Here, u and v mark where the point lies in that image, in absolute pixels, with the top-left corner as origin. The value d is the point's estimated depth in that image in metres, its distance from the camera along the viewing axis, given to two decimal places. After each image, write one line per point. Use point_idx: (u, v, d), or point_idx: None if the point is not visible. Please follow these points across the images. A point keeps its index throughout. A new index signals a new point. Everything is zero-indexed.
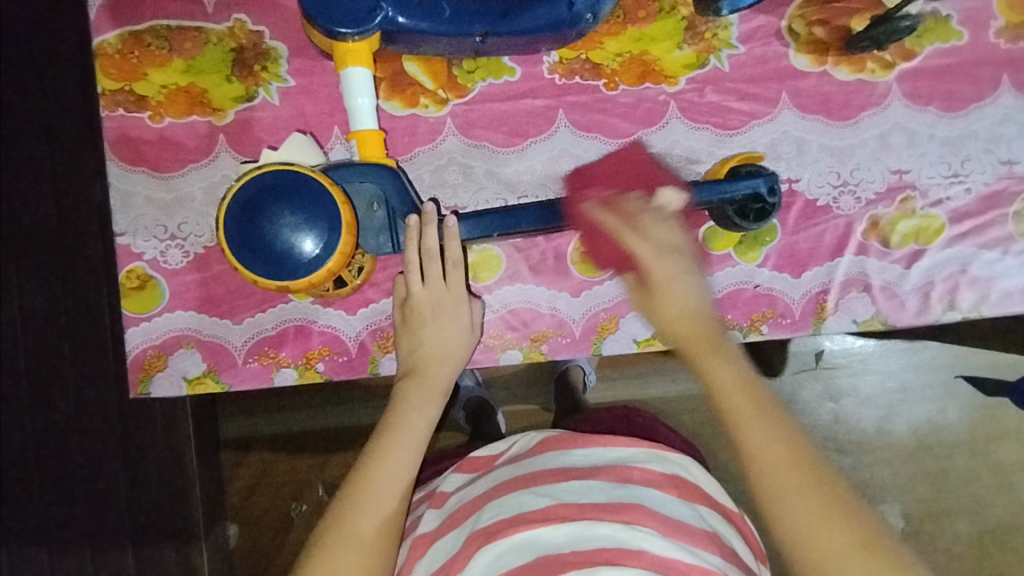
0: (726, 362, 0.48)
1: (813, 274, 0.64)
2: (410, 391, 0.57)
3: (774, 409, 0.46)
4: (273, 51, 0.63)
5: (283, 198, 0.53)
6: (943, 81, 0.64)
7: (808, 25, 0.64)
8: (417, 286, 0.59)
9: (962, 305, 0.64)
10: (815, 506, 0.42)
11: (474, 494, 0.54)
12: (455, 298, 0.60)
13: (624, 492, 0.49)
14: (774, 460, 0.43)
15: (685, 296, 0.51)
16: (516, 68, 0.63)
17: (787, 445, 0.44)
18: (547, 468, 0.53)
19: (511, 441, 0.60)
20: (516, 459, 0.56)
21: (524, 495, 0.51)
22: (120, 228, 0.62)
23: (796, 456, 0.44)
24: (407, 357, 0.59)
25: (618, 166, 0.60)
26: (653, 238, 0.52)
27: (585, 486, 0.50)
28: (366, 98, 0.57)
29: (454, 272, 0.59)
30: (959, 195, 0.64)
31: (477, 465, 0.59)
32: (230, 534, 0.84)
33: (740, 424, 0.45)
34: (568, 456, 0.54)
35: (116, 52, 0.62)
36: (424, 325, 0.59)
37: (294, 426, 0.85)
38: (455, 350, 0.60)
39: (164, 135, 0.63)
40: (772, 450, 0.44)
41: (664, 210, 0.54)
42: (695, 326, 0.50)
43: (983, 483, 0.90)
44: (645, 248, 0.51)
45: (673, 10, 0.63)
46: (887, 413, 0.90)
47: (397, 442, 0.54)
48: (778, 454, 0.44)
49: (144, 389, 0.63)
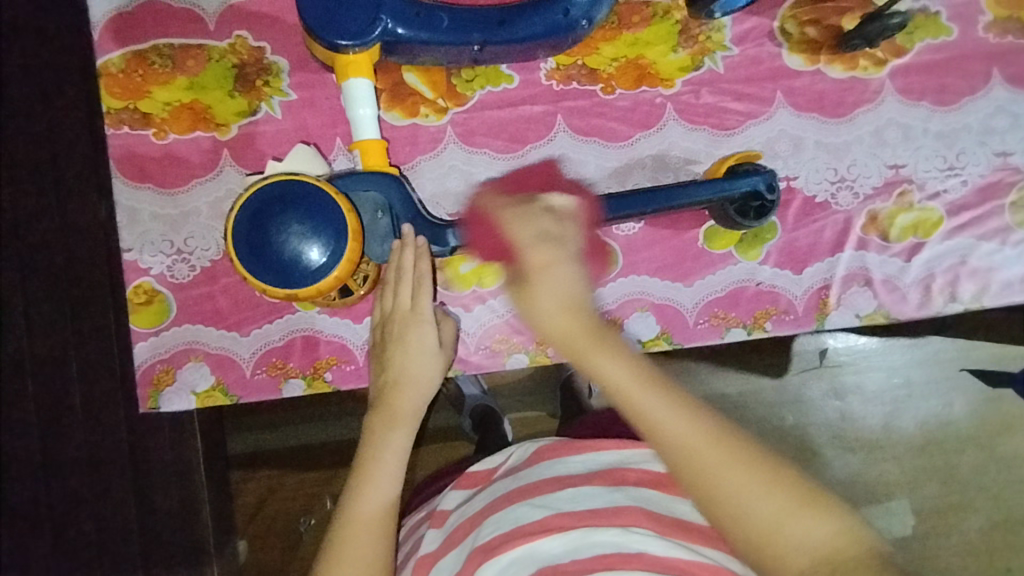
0: (611, 361, 0.50)
1: (814, 269, 0.65)
2: (380, 421, 0.56)
3: (667, 389, 0.49)
4: (274, 66, 0.64)
5: (289, 208, 0.53)
6: (935, 76, 0.65)
7: (800, 25, 0.65)
8: (388, 310, 0.60)
9: (963, 296, 0.64)
10: (736, 468, 0.46)
11: (474, 509, 0.54)
12: (421, 319, 0.59)
13: (620, 496, 0.50)
14: (690, 444, 0.46)
15: (566, 283, 0.53)
16: (514, 75, 0.64)
17: (690, 426, 0.47)
18: (542, 478, 0.53)
19: (507, 453, 0.60)
20: (512, 471, 0.56)
21: (521, 507, 0.50)
22: (127, 245, 0.63)
23: (693, 439, 0.47)
24: (377, 386, 0.59)
25: (520, 178, 0.63)
26: (531, 230, 0.54)
27: (580, 493, 0.50)
28: (368, 108, 0.58)
29: (419, 290, 0.59)
30: (955, 187, 0.65)
31: (476, 479, 0.59)
32: (241, 549, 0.87)
33: (643, 411, 0.48)
34: (562, 464, 0.54)
35: (120, 71, 0.63)
36: (392, 350, 0.59)
37: (301, 441, 0.87)
38: (432, 373, 0.59)
39: (169, 152, 0.63)
40: (678, 430, 0.47)
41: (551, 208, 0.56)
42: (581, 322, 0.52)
43: (990, 476, 0.90)
44: (527, 235, 0.54)
45: (666, 14, 0.65)
46: (892, 408, 0.90)
47: (369, 477, 0.53)
48: (681, 433, 0.47)
49: (154, 404, 0.63)
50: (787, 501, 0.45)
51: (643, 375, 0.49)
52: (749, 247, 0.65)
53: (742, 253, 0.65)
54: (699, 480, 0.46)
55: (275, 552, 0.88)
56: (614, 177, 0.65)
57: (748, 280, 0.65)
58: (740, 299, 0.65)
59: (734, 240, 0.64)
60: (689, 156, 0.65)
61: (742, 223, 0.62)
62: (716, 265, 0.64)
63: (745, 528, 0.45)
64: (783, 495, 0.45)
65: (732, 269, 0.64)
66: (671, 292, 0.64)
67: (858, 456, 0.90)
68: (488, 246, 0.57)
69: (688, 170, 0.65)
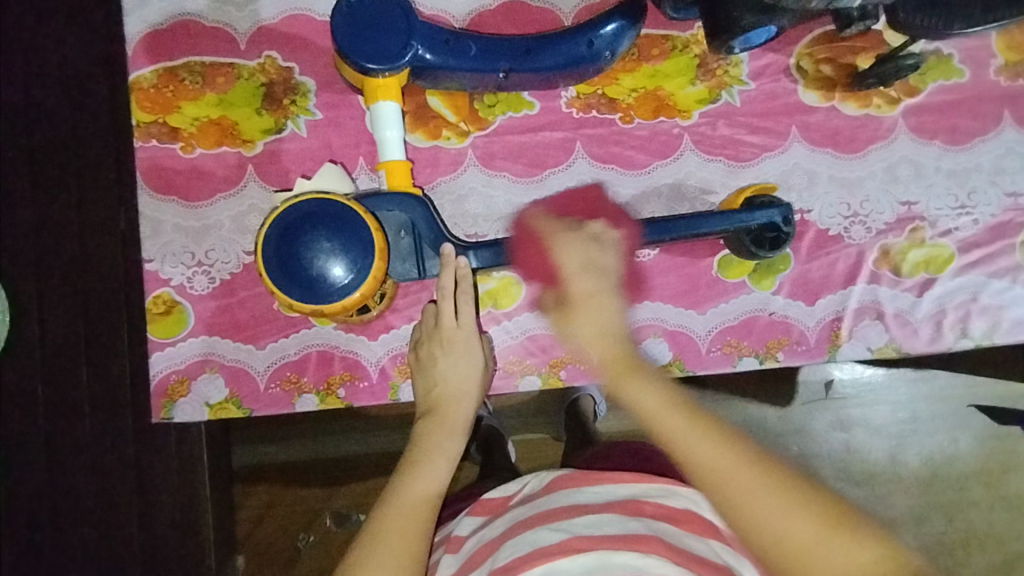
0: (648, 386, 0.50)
1: (826, 302, 0.65)
2: (430, 429, 0.59)
3: (703, 414, 0.49)
4: (302, 86, 0.65)
5: (318, 225, 0.54)
6: (947, 116, 0.66)
7: (815, 62, 0.66)
8: (432, 323, 0.62)
9: (974, 332, 0.65)
10: (773, 494, 0.45)
11: (491, 535, 0.54)
12: (466, 333, 0.61)
13: (637, 525, 0.49)
14: (719, 467, 0.46)
15: (608, 314, 0.54)
16: (535, 102, 0.66)
17: (724, 453, 0.46)
18: (560, 506, 0.53)
19: (522, 482, 0.60)
20: (528, 499, 0.56)
21: (540, 531, 0.50)
22: (150, 255, 0.64)
23: (732, 460, 0.46)
24: (425, 396, 0.61)
25: (496, 208, 0.65)
26: (575, 258, 0.56)
27: (599, 520, 0.50)
28: (395, 130, 0.59)
29: (462, 307, 0.61)
30: (967, 225, 0.66)
31: (490, 507, 0.59)
32: (238, 565, 0.86)
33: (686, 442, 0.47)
34: (579, 494, 0.54)
35: (151, 87, 0.65)
36: (439, 363, 0.61)
37: (305, 456, 0.87)
38: (471, 387, 0.61)
39: (195, 165, 0.65)
40: (720, 459, 0.46)
41: (591, 234, 0.58)
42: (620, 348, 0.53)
43: (996, 514, 0.90)
44: (573, 264, 0.56)
45: (685, 48, 0.66)
46: (897, 442, 0.90)
47: (416, 480, 0.55)
48: (721, 460, 0.46)
49: (167, 414, 0.63)
50: (823, 526, 0.44)
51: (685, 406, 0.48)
52: (762, 277, 0.65)
53: (755, 283, 0.65)
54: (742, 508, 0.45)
55: (272, 569, 0.86)
56: (631, 205, 0.66)
57: (761, 309, 0.65)
58: (753, 328, 0.65)
59: (748, 269, 0.65)
60: (704, 186, 0.66)
61: (756, 253, 0.63)
62: (730, 294, 0.65)
63: (793, 549, 0.44)
64: (822, 520, 0.44)
65: (745, 298, 0.65)
66: (685, 319, 0.65)
67: (862, 489, 0.90)
68: (531, 273, 0.60)
69: (703, 200, 0.66)
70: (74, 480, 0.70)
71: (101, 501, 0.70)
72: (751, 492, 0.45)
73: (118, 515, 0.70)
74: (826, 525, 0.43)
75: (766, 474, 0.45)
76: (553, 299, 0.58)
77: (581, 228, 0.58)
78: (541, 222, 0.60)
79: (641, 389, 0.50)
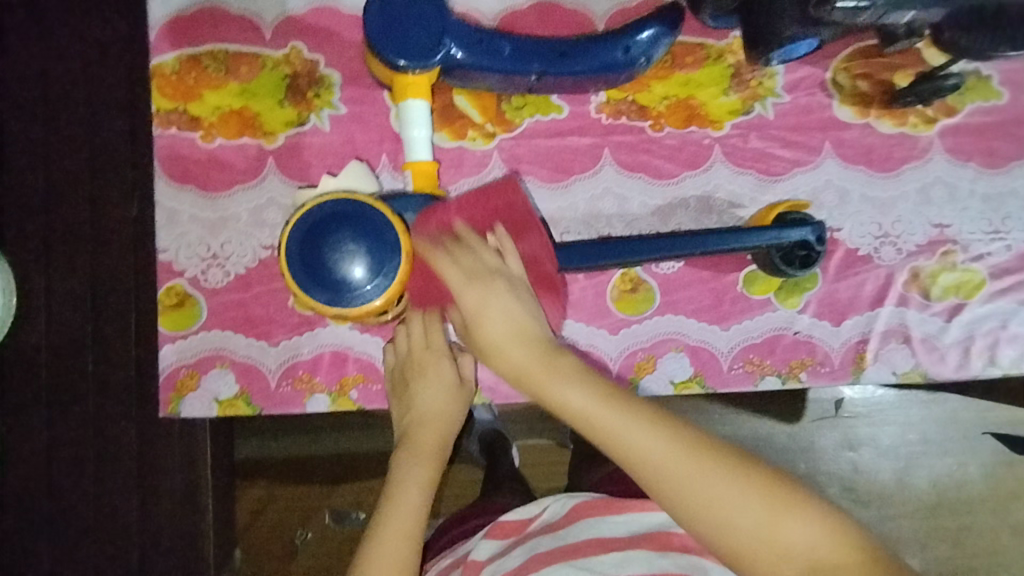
0: (568, 384, 0.48)
1: (853, 323, 0.64)
2: (403, 458, 0.57)
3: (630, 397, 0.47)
4: (327, 79, 0.64)
5: (345, 228, 0.53)
6: (984, 138, 0.65)
7: (852, 77, 0.65)
8: (403, 349, 0.60)
9: (1002, 361, 0.63)
10: (707, 476, 0.43)
11: (510, 566, 0.52)
12: (436, 356, 0.59)
13: (666, 562, 0.49)
14: (651, 458, 0.44)
15: (512, 317, 0.52)
16: (564, 106, 0.64)
17: (650, 441, 0.45)
18: (585, 539, 0.52)
19: (543, 504, 0.59)
20: (550, 528, 0.55)
21: (564, 568, 0.50)
22: (164, 245, 0.62)
23: (662, 439, 0.45)
24: (401, 422, 0.60)
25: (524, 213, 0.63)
26: (465, 269, 0.53)
27: (625, 558, 0.49)
28: (423, 129, 0.58)
29: (432, 328, 0.59)
30: (999, 251, 0.64)
31: (508, 530, 0.57)
32: (235, 557, 0.84)
33: (614, 437, 0.45)
34: (603, 524, 0.52)
35: (173, 73, 0.63)
36: (413, 388, 0.59)
37: (305, 451, 0.85)
38: (448, 411, 0.59)
39: (213, 155, 0.63)
40: (643, 448, 0.45)
41: (474, 251, 0.54)
42: (529, 348, 0.51)
43: (1003, 541, 0.89)
44: (459, 281, 0.53)
45: (719, 57, 0.65)
46: (907, 465, 0.88)
47: (388, 518, 0.54)
48: (645, 451, 0.44)
49: (175, 408, 0.62)
50: (750, 498, 0.43)
51: (601, 397, 0.47)
52: (788, 295, 0.64)
53: (781, 301, 0.64)
54: (672, 489, 0.44)
55: (268, 563, 0.85)
56: (657, 216, 0.64)
57: (785, 328, 0.64)
58: (777, 347, 0.64)
59: (774, 286, 0.64)
60: (733, 199, 0.64)
61: (785, 271, 0.62)
62: (755, 310, 0.64)
63: (728, 521, 0.43)
64: (753, 494, 0.43)
65: (771, 316, 0.64)
66: (707, 334, 0.64)
67: (869, 509, 0.88)
68: (433, 300, 0.58)
69: (731, 214, 0.64)
70: None
71: (100, 494, 0.69)
72: (677, 477, 0.44)
73: (116, 508, 0.69)
74: (761, 496, 0.43)
75: (694, 458, 0.44)
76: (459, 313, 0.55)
77: (469, 243, 0.54)
78: (461, 225, 0.55)
79: (571, 392, 0.47)
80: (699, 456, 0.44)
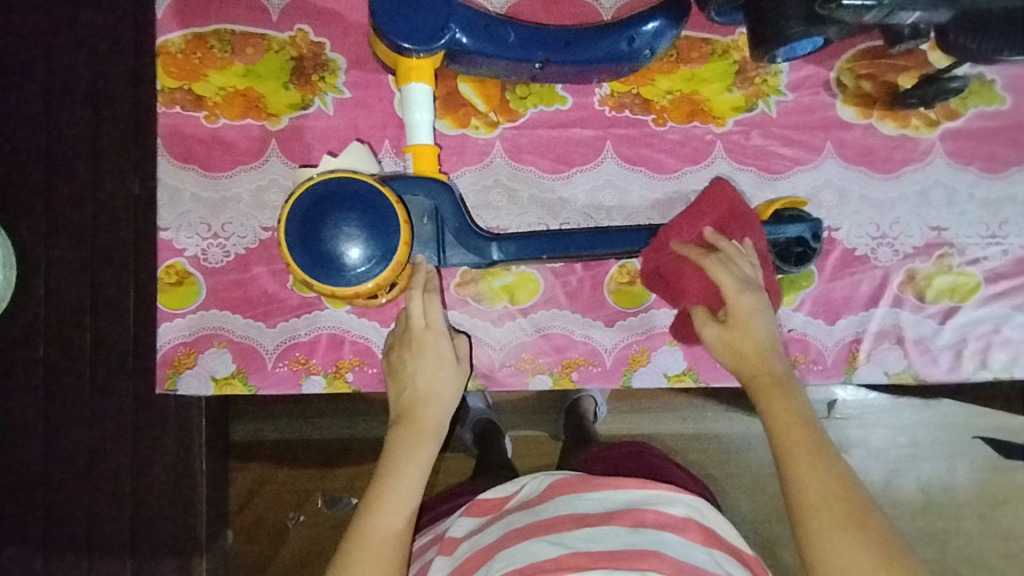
0: (790, 399, 0.53)
1: (847, 322, 0.64)
2: (400, 438, 0.57)
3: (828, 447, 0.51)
4: (332, 63, 0.64)
5: (346, 207, 0.53)
6: (985, 143, 0.65)
7: (856, 78, 0.65)
8: (403, 326, 0.60)
9: (994, 364, 0.64)
10: (865, 542, 0.47)
11: (486, 542, 0.53)
12: (436, 335, 0.59)
13: (639, 538, 0.48)
14: (823, 494, 0.49)
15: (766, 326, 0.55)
16: (568, 97, 0.65)
17: (836, 480, 0.49)
18: (560, 514, 0.52)
19: (520, 483, 0.59)
20: (526, 505, 0.55)
21: (537, 543, 0.50)
22: (165, 223, 0.63)
23: (841, 490, 0.49)
24: (398, 400, 0.59)
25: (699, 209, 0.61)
26: (740, 275, 0.55)
27: (597, 532, 0.49)
28: (425, 114, 0.58)
29: (431, 305, 0.59)
30: (995, 255, 0.65)
31: (486, 508, 0.58)
32: (228, 538, 0.84)
33: (800, 458, 0.50)
34: (578, 500, 0.53)
35: (179, 52, 0.63)
36: (410, 367, 0.59)
37: (300, 434, 0.86)
38: (444, 390, 0.59)
39: (217, 135, 0.63)
40: (824, 482, 0.49)
41: (735, 256, 0.55)
42: (766, 357, 0.55)
43: (988, 545, 0.90)
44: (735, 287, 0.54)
45: (724, 53, 0.65)
46: (896, 467, 0.89)
47: (384, 493, 0.54)
48: (827, 485, 0.49)
49: (172, 385, 0.62)
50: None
51: (812, 424, 0.52)
52: (784, 292, 0.64)
53: None
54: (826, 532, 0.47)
55: (259, 544, 0.86)
56: (656, 209, 0.64)
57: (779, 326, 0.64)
58: None
59: None
60: None
61: (781, 267, 0.61)
62: None
63: None
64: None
65: None
66: None
67: None
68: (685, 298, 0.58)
69: None
70: (72, 444, 0.68)
71: (93, 469, 0.69)
72: (840, 524, 0.47)
73: (112, 480, 0.69)
74: None
75: (860, 519, 0.48)
76: (714, 318, 0.57)
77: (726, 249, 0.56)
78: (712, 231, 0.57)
79: (786, 398, 0.54)
80: (866, 526, 0.47)
